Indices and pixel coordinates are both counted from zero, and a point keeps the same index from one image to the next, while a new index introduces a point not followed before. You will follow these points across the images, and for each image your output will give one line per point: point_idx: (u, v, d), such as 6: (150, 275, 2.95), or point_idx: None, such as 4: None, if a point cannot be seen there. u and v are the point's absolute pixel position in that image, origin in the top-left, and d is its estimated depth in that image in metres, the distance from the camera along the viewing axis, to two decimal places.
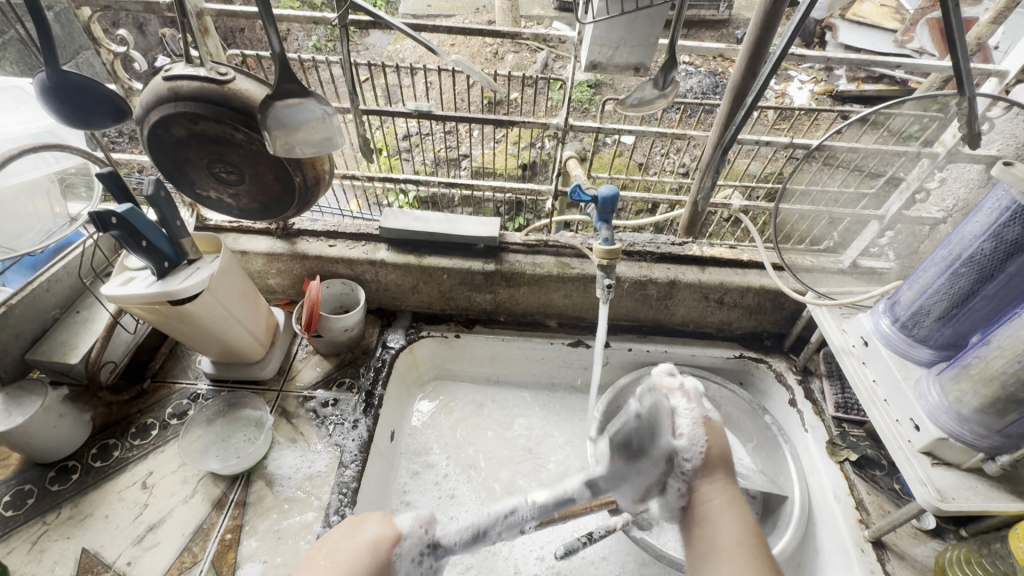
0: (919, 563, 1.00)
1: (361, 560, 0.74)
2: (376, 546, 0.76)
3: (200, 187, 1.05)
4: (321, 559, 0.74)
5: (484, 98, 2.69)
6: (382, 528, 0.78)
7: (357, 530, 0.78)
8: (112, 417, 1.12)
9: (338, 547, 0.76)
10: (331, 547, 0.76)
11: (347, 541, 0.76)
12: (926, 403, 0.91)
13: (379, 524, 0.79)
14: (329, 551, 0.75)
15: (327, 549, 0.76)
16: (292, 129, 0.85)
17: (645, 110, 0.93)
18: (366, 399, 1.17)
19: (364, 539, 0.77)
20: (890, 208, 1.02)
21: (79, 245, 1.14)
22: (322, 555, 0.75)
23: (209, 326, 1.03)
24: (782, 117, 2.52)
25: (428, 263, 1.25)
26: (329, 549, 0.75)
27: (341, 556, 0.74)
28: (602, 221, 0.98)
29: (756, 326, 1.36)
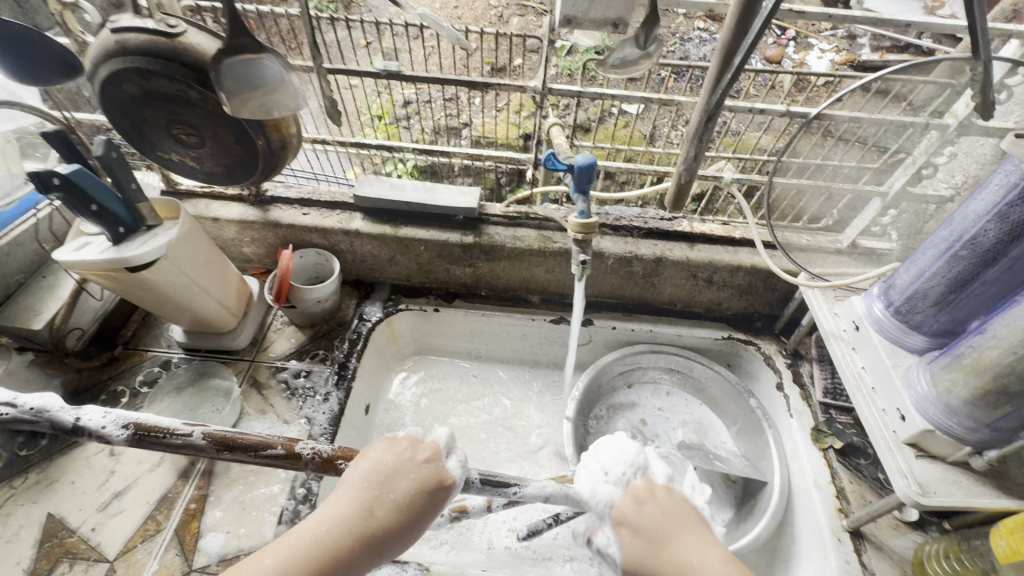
0: (897, 555, 0.97)
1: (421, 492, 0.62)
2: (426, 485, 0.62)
3: (161, 150, 1.00)
4: (372, 476, 0.62)
5: (484, 63, 2.58)
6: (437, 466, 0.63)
7: (408, 457, 0.63)
8: (82, 383, 1.11)
9: (393, 468, 0.62)
10: (384, 480, 0.61)
11: (395, 474, 0.62)
12: (914, 392, 0.86)
13: (433, 457, 0.64)
14: (383, 469, 0.62)
15: (373, 466, 0.62)
16: (264, 90, 0.83)
17: (628, 71, 0.86)
18: (338, 372, 1.16)
19: (419, 465, 0.63)
20: (893, 185, 0.95)
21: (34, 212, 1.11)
22: (373, 469, 0.62)
23: (171, 293, 1.00)
24: (798, 87, 2.37)
25: (404, 234, 1.20)
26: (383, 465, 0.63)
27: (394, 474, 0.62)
28: (579, 192, 0.92)
29: (747, 307, 1.31)
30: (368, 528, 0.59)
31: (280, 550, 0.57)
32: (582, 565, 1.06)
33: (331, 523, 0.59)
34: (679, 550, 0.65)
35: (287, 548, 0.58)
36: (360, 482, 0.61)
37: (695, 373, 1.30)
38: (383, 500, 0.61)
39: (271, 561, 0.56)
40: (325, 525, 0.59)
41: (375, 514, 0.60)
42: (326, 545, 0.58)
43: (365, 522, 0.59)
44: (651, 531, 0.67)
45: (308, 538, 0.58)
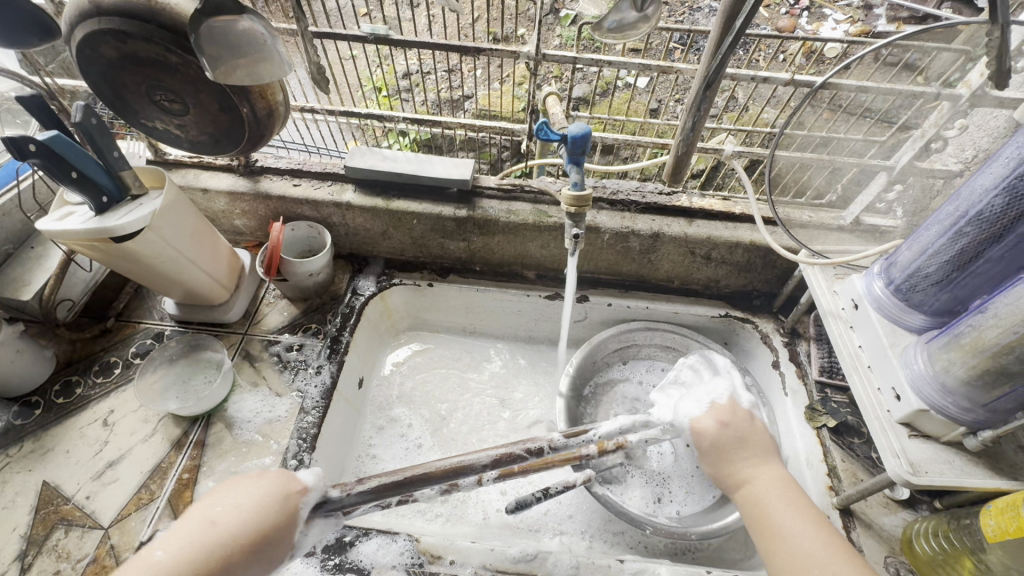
0: (886, 533, 0.97)
1: (253, 524, 0.69)
2: (268, 500, 0.71)
3: (145, 117, 0.98)
4: (212, 505, 0.70)
5: (485, 33, 2.50)
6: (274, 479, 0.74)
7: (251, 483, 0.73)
8: (76, 354, 1.12)
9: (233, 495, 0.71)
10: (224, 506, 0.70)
11: (233, 499, 0.71)
12: (910, 371, 0.84)
13: (282, 474, 0.75)
14: (225, 499, 0.70)
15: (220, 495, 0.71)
16: (250, 58, 0.81)
17: (625, 35, 0.83)
18: (331, 346, 1.14)
19: (264, 489, 0.72)
20: (899, 159, 0.92)
21: (14, 186, 1.09)
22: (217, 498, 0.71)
23: (159, 265, 0.98)
24: (810, 57, 2.28)
25: (396, 207, 1.18)
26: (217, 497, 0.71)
27: (240, 504, 0.70)
28: (573, 164, 0.90)
29: (745, 284, 1.29)
30: (200, 550, 0.65)
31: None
32: (571, 539, 1.07)
33: (168, 552, 0.64)
34: (747, 470, 0.78)
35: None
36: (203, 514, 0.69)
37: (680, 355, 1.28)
38: (208, 539, 0.66)
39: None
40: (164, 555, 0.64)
41: (216, 529, 0.67)
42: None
43: (196, 562, 0.64)
44: (721, 449, 0.80)
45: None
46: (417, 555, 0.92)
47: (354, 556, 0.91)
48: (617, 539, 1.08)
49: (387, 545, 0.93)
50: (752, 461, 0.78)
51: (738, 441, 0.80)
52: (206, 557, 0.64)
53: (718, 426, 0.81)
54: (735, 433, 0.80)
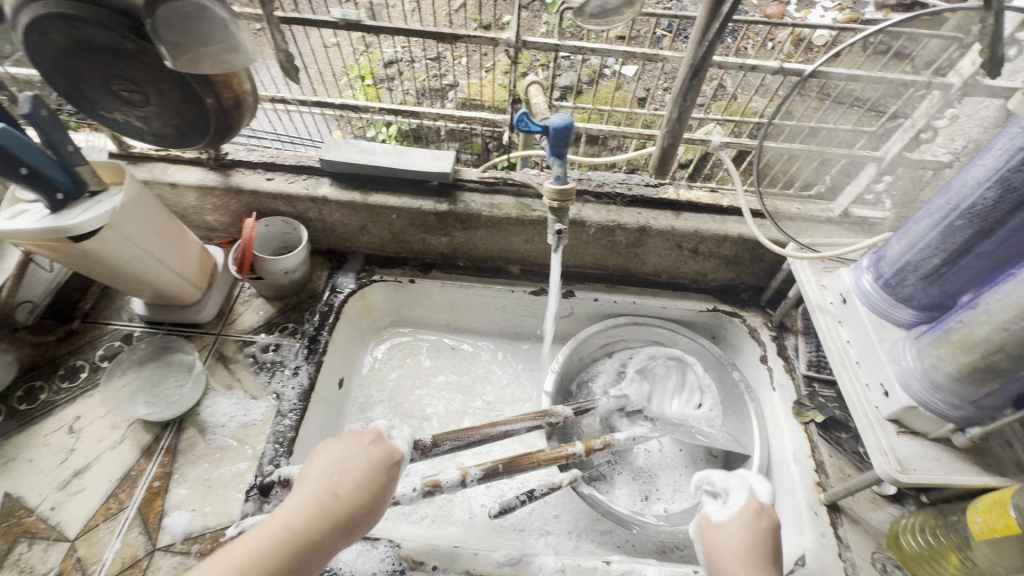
0: (873, 528, 0.96)
1: (368, 492, 0.70)
2: (374, 465, 0.73)
3: (103, 109, 0.92)
4: (326, 472, 0.70)
5: (470, 19, 2.44)
6: (373, 446, 0.75)
7: (351, 449, 0.74)
8: (40, 358, 1.07)
9: (344, 461, 0.72)
10: (339, 472, 0.70)
11: (343, 465, 0.72)
12: (899, 367, 0.83)
13: (377, 440, 0.77)
14: (338, 466, 0.71)
15: (330, 463, 0.71)
16: (210, 45, 0.77)
17: (608, 21, 0.79)
18: (308, 346, 1.11)
19: (370, 457, 0.73)
20: (890, 149, 0.90)
21: None
22: (329, 465, 0.71)
23: (122, 265, 0.94)
24: (798, 45, 2.25)
25: (374, 201, 1.14)
26: (329, 466, 0.71)
27: (352, 467, 0.72)
28: (555, 156, 0.86)
29: (733, 278, 1.27)
30: (330, 514, 0.67)
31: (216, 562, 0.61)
32: (557, 540, 1.05)
33: (298, 517, 0.66)
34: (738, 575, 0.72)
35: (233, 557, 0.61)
36: (320, 481, 0.69)
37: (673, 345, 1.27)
38: (334, 504, 0.68)
39: (242, 554, 0.62)
40: (296, 519, 0.65)
41: (341, 496, 0.69)
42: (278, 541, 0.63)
43: (326, 523, 0.66)
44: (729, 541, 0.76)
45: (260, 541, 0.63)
46: (398, 561, 0.89)
47: (332, 563, 0.88)
48: (605, 538, 1.07)
49: (367, 552, 0.90)
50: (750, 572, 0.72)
51: (758, 545, 0.75)
52: (336, 519, 0.67)
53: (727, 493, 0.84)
54: (757, 534, 0.76)
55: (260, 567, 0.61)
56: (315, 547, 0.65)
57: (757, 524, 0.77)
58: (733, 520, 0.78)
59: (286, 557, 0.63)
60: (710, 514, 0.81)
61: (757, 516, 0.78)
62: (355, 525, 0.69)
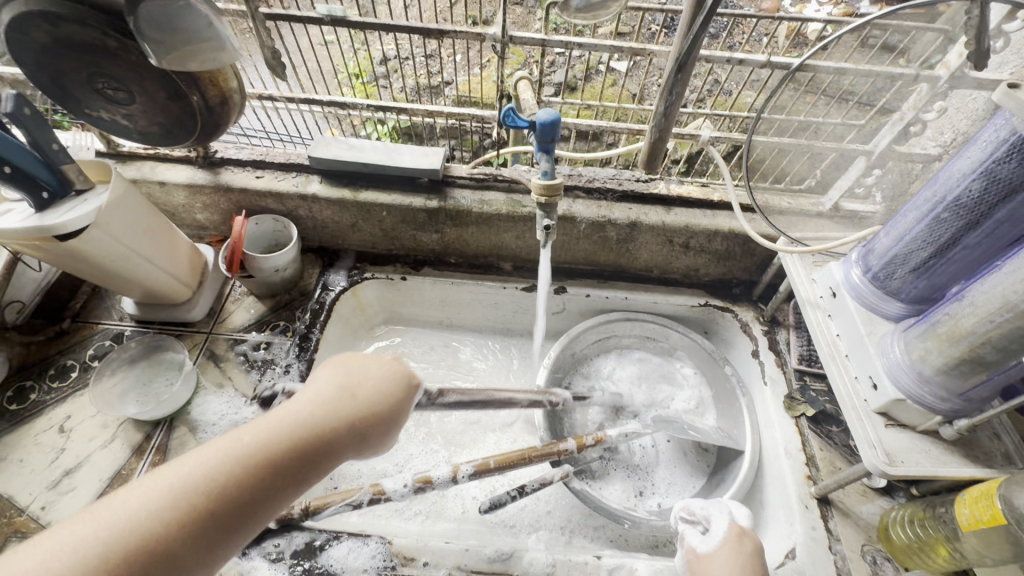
0: (863, 520, 0.96)
1: (388, 402, 0.61)
2: (392, 381, 0.63)
3: (88, 107, 0.92)
4: (342, 376, 0.60)
5: (463, 16, 2.44)
6: (392, 363, 0.65)
7: (367, 362, 0.64)
8: (29, 358, 1.06)
9: (362, 368, 0.62)
10: (355, 378, 0.61)
11: (359, 372, 0.62)
12: (887, 360, 0.83)
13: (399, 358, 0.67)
14: (355, 373, 0.61)
15: (344, 367, 0.61)
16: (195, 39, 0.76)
17: (593, 15, 0.79)
18: (300, 344, 1.10)
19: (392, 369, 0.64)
20: (879, 142, 0.91)
21: None
22: (342, 372, 0.61)
23: (110, 264, 0.93)
24: (792, 41, 2.24)
25: (365, 198, 1.13)
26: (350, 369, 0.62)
27: (370, 376, 0.62)
28: (543, 151, 0.86)
29: (725, 273, 1.27)
30: (343, 417, 0.57)
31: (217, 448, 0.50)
32: (549, 535, 1.05)
33: (310, 414, 0.56)
34: None
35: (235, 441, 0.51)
36: (335, 381, 0.60)
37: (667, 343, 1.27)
38: (350, 407, 0.58)
39: (243, 442, 0.51)
40: (306, 414, 0.55)
41: (357, 398, 0.59)
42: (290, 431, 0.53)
43: (339, 425, 0.56)
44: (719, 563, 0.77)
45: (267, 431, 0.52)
46: (389, 558, 0.89)
47: (324, 560, 0.88)
48: (597, 533, 1.07)
49: (358, 549, 0.90)
50: None
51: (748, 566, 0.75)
52: (349, 425, 0.57)
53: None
54: (744, 556, 0.77)
55: (257, 460, 0.51)
56: (324, 448, 0.55)
57: (741, 542, 0.79)
58: (716, 545, 0.80)
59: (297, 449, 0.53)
60: (695, 546, 0.82)
61: (739, 537, 0.80)
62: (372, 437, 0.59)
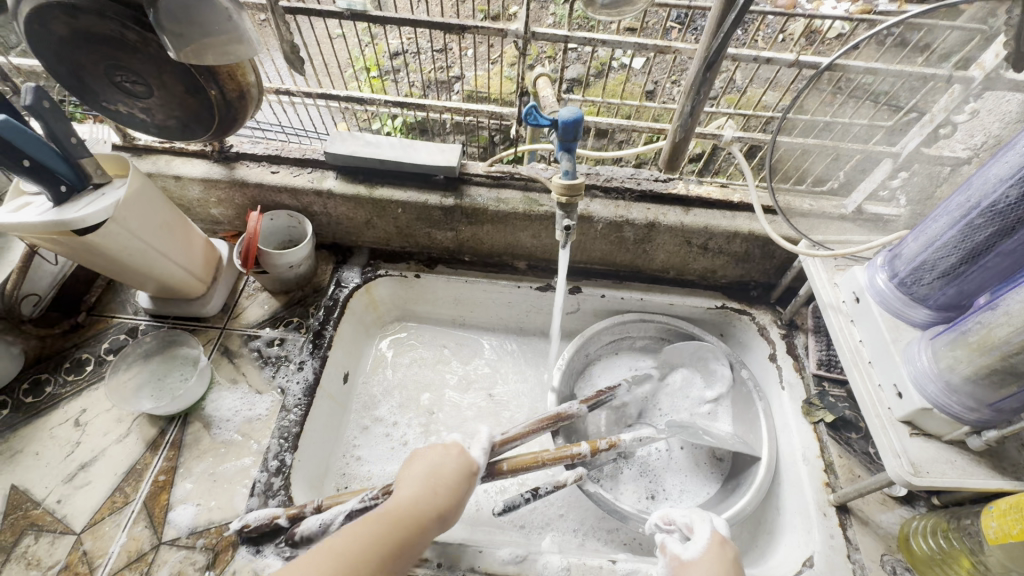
0: (883, 530, 0.95)
1: (461, 491, 0.76)
2: (465, 471, 0.79)
3: (106, 100, 0.91)
4: (431, 470, 0.76)
5: (477, 11, 2.41)
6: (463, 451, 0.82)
7: (447, 454, 0.80)
8: (46, 351, 1.07)
9: (440, 463, 0.78)
10: (440, 469, 0.76)
11: (442, 463, 0.78)
12: (913, 368, 0.81)
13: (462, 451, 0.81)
14: (437, 467, 0.77)
15: (428, 466, 0.77)
16: (212, 33, 0.75)
17: (619, 11, 0.77)
18: (313, 340, 1.09)
19: (460, 463, 0.79)
20: (907, 144, 0.87)
21: None
22: (429, 467, 0.76)
23: (127, 259, 0.93)
24: (810, 39, 2.22)
25: (380, 195, 1.12)
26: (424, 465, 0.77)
27: (451, 469, 0.78)
28: (564, 151, 0.84)
29: (742, 274, 1.25)
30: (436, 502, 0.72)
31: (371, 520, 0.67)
32: (562, 538, 1.05)
33: (411, 501, 0.70)
34: None
35: (367, 526, 0.66)
36: (426, 474, 0.75)
37: (685, 352, 1.23)
38: (441, 488, 0.74)
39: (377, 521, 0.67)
40: (409, 495, 0.71)
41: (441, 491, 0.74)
42: (409, 514, 0.69)
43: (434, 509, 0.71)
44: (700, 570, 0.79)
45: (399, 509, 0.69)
46: None
47: None
48: (610, 536, 1.06)
49: None
50: None
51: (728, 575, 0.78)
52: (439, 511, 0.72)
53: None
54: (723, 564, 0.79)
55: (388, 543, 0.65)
56: (422, 536, 0.69)
57: (720, 550, 0.82)
58: (696, 552, 0.82)
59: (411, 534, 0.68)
60: (677, 552, 0.83)
61: (719, 544, 0.83)
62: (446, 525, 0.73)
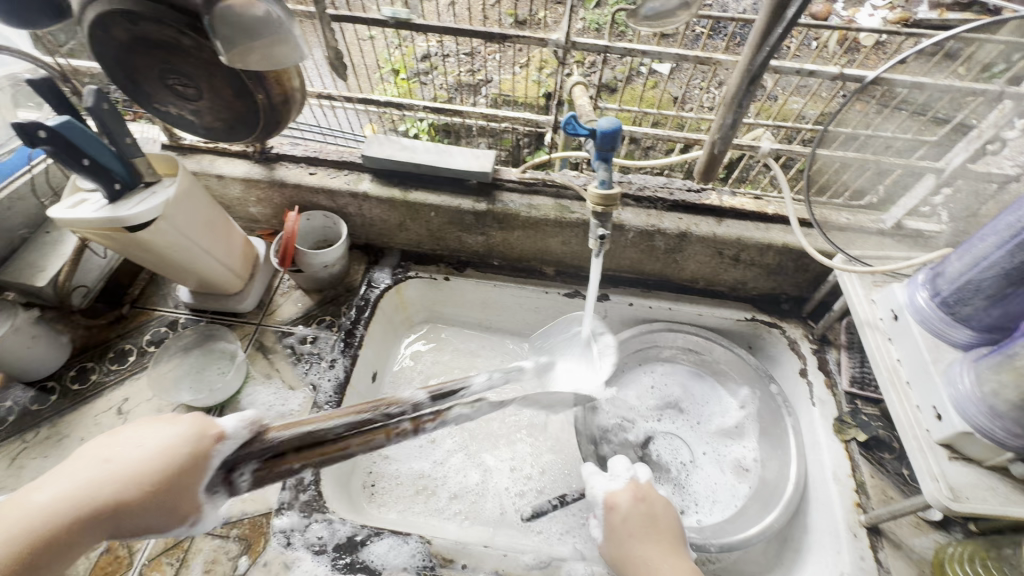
0: (916, 554, 0.92)
1: (173, 470, 0.66)
2: (188, 448, 0.68)
3: (158, 102, 0.95)
4: (130, 460, 0.65)
5: (507, 16, 2.43)
6: (193, 426, 0.70)
7: (154, 429, 0.69)
8: (92, 340, 1.11)
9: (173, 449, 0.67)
10: (107, 447, 0.66)
11: (122, 445, 0.66)
12: (954, 390, 0.79)
13: (198, 419, 0.71)
14: (133, 445, 0.66)
15: (133, 450, 0.66)
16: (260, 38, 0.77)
17: (662, 24, 0.78)
18: (344, 339, 1.12)
19: (176, 436, 0.68)
20: (952, 160, 0.87)
21: (28, 170, 1.07)
22: (133, 456, 0.65)
23: (172, 255, 0.97)
24: (846, 49, 2.17)
25: (414, 199, 1.14)
26: (105, 441, 0.66)
27: (143, 444, 0.67)
28: (600, 160, 0.84)
29: (774, 287, 1.23)
30: (134, 492, 0.63)
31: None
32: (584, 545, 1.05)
33: (78, 504, 0.60)
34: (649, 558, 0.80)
35: None
36: (107, 463, 0.64)
37: (698, 356, 1.28)
38: (106, 476, 0.63)
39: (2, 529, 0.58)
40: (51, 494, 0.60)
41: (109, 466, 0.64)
42: (57, 512, 0.59)
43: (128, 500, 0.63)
44: (626, 532, 0.85)
45: (34, 515, 0.59)
46: (428, 557, 0.90)
47: (365, 556, 0.89)
48: None
49: (398, 547, 0.91)
50: (653, 534, 0.84)
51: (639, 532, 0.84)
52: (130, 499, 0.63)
53: (631, 502, 0.90)
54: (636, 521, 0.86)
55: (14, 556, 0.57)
56: (99, 527, 0.62)
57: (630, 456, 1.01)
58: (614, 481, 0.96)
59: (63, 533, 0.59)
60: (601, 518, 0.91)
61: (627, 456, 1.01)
62: (161, 522, 0.66)
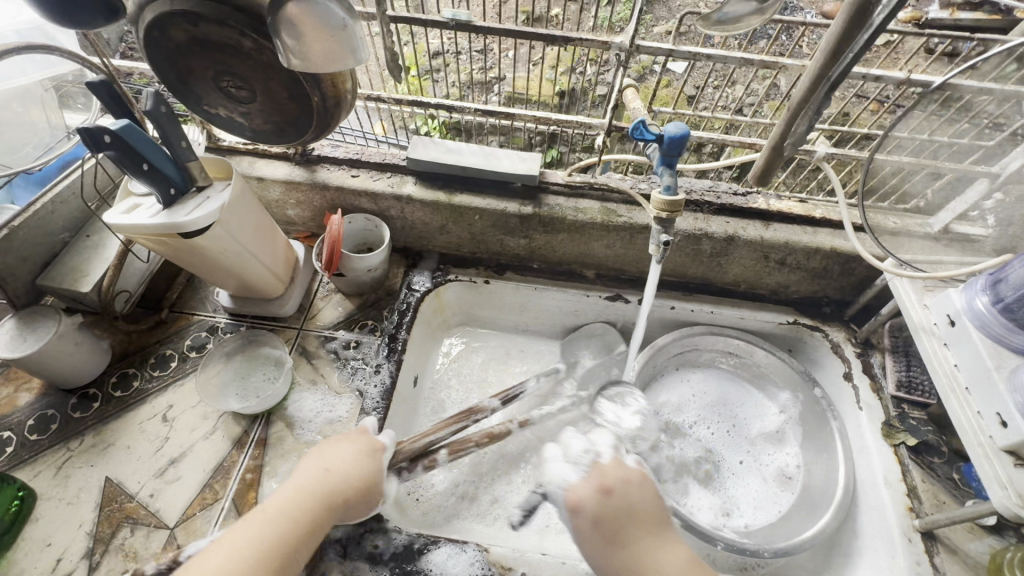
0: (971, 559, 0.93)
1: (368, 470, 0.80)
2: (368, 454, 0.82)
3: (206, 103, 0.93)
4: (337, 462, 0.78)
5: (522, 13, 2.40)
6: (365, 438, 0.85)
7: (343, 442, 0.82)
8: (132, 346, 1.10)
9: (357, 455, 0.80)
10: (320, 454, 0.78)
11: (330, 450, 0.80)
12: (1020, 397, 0.79)
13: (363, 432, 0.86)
14: (334, 454, 0.79)
15: (337, 456, 0.79)
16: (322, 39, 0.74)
17: (732, 29, 0.77)
18: (389, 343, 1.10)
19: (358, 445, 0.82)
20: (1008, 164, 0.86)
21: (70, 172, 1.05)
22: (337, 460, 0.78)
23: (223, 260, 0.95)
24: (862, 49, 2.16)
25: (459, 202, 1.13)
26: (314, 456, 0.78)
27: (343, 454, 0.80)
28: (665, 166, 0.84)
29: (817, 290, 1.23)
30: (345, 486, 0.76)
31: (266, 515, 0.68)
32: None
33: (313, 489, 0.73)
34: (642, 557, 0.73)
35: (262, 522, 0.68)
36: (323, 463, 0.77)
37: (738, 361, 1.27)
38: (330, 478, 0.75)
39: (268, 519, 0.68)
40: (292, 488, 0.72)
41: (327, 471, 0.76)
42: (312, 494, 0.72)
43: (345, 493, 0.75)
44: (609, 523, 0.76)
45: (289, 500, 0.70)
46: (487, 566, 0.89)
47: (424, 564, 0.89)
48: None
49: (457, 555, 0.90)
50: (643, 532, 0.75)
51: (611, 535, 0.75)
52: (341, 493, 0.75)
53: (597, 494, 0.78)
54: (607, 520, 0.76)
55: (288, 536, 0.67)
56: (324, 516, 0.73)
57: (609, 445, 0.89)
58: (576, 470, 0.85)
59: (321, 516, 0.72)
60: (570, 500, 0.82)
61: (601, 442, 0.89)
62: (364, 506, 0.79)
